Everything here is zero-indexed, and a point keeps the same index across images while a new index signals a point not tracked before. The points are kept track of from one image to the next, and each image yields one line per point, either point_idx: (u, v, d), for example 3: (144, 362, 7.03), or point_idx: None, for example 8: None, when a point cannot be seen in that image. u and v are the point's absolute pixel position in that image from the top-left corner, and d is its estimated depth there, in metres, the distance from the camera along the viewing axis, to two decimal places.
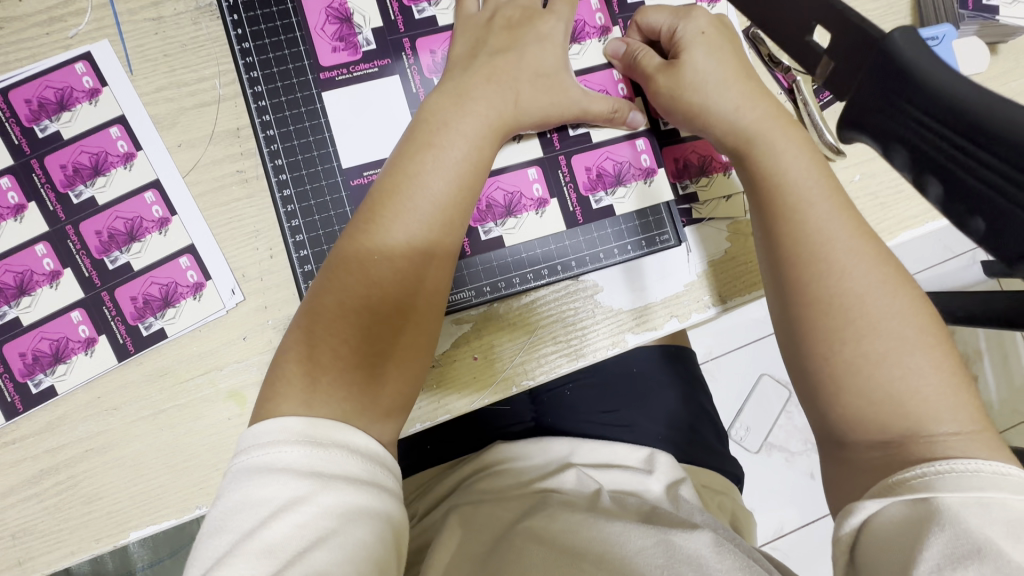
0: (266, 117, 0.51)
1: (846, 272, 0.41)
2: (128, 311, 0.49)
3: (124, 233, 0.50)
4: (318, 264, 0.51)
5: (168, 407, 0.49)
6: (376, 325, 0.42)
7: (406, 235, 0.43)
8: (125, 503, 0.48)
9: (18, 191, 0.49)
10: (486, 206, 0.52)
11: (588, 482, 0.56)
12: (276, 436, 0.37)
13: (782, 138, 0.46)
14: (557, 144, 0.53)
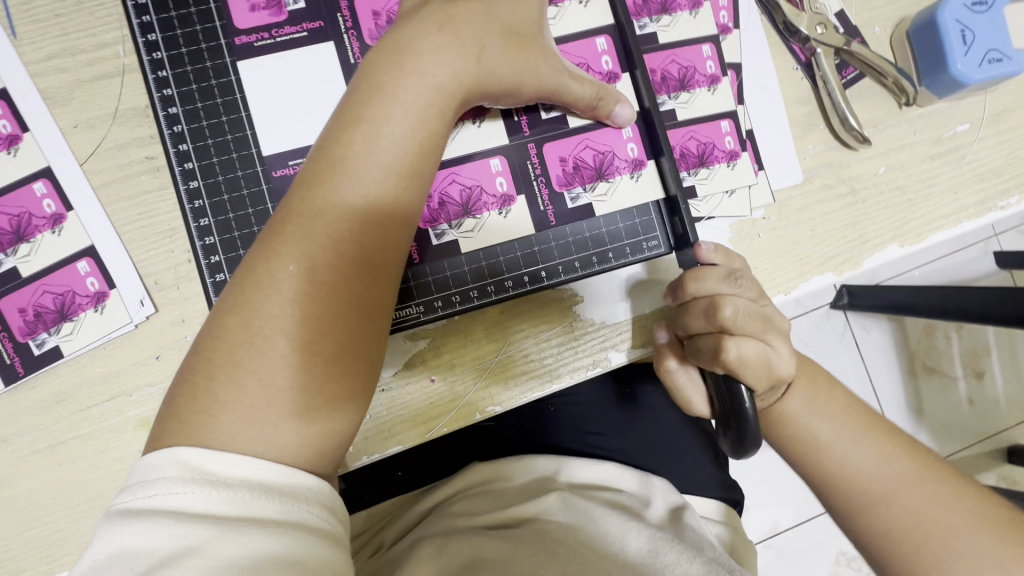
0: (167, 91, 0.43)
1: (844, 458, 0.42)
2: (16, 326, 0.42)
3: (9, 233, 0.42)
4: (231, 273, 0.42)
5: (68, 438, 0.42)
6: (296, 343, 0.33)
7: (335, 228, 0.34)
8: (19, 550, 0.41)
9: None
10: (440, 205, 0.44)
11: (573, 511, 0.50)
12: (168, 476, 0.30)
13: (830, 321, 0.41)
14: (525, 131, 0.45)
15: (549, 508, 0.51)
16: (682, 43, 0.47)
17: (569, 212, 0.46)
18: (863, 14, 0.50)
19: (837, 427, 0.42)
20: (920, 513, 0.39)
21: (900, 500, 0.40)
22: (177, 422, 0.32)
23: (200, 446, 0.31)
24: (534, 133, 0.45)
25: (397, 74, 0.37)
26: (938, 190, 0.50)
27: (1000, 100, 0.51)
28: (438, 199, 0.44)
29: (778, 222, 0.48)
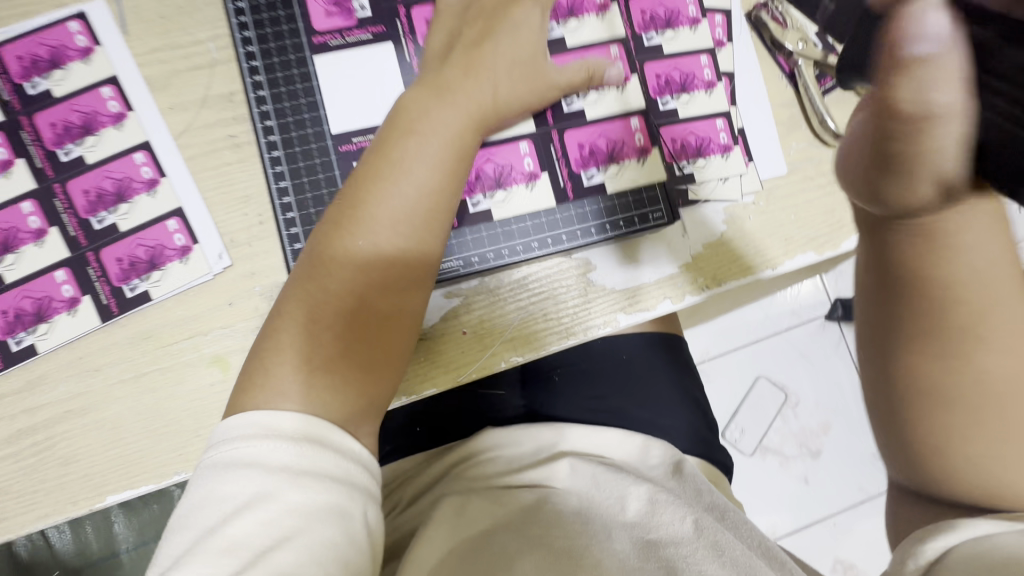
0: (257, 77, 0.51)
1: (966, 354, 0.44)
2: (113, 272, 0.49)
3: (112, 194, 0.49)
4: (306, 231, 0.50)
5: (151, 370, 0.49)
6: (349, 315, 0.43)
7: (378, 226, 0.44)
8: (102, 467, 0.48)
9: (6, 147, 0.49)
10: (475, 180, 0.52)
11: (578, 475, 0.58)
12: (239, 429, 0.39)
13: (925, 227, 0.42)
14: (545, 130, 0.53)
15: (556, 476, 0.58)
16: (684, 54, 0.56)
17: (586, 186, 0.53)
18: None
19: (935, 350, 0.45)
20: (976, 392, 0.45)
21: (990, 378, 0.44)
22: (261, 363, 0.41)
23: (280, 391, 0.40)
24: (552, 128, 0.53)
25: (435, 105, 0.47)
26: None
27: None
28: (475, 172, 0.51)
29: (765, 207, 0.56)
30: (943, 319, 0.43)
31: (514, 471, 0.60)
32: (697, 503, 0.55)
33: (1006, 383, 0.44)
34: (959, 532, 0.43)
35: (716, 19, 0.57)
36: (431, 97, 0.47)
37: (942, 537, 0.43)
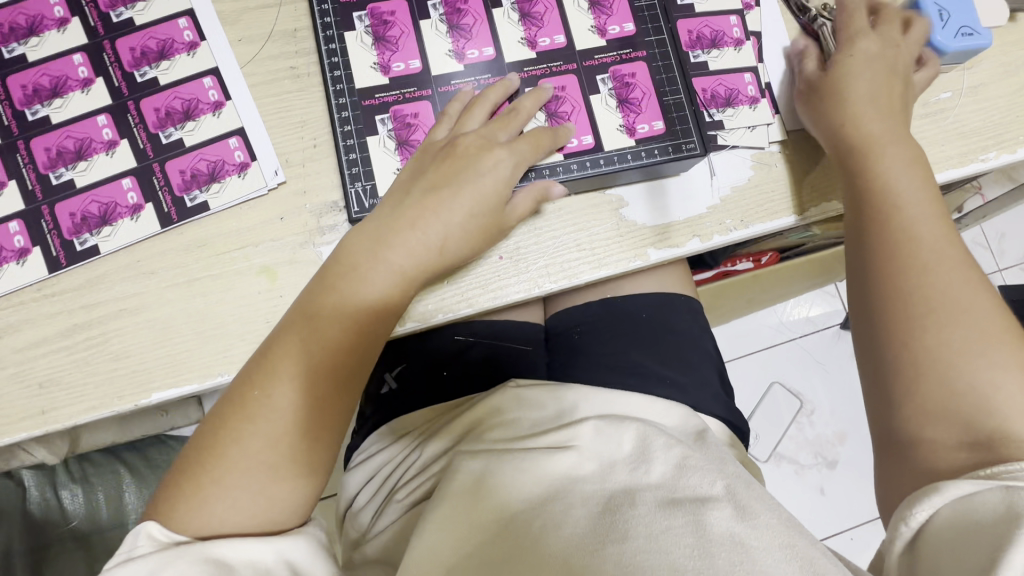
0: (324, 6, 0.54)
1: (932, 269, 0.49)
2: (176, 183, 0.52)
3: (180, 112, 0.53)
4: (363, 152, 0.52)
5: (203, 276, 0.51)
6: (289, 398, 0.46)
7: (340, 313, 0.48)
8: (150, 364, 0.50)
9: (87, 66, 0.53)
10: (407, 125, 0.53)
11: (604, 443, 0.54)
12: (147, 527, 0.42)
13: (891, 156, 0.52)
14: (551, 85, 0.55)
15: (580, 439, 0.54)
16: (715, 13, 0.59)
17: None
18: None
19: (959, 290, 0.48)
20: (963, 340, 0.46)
21: (956, 336, 0.47)
22: (238, 408, 0.45)
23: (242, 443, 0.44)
24: (566, 82, 0.55)
25: (428, 199, 0.49)
26: (926, 142, 0.60)
27: (977, 76, 0.61)
28: (421, 120, 0.53)
29: (791, 156, 0.58)
30: (906, 247, 0.50)
31: (538, 431, 0.57)
32: (726, 469, 0.52)
33: (966, 307, 0.47)
34: (942, 493, 0.42)
35: None
36: (422, 199, 0.50)
37: (927, 503, 0.43)
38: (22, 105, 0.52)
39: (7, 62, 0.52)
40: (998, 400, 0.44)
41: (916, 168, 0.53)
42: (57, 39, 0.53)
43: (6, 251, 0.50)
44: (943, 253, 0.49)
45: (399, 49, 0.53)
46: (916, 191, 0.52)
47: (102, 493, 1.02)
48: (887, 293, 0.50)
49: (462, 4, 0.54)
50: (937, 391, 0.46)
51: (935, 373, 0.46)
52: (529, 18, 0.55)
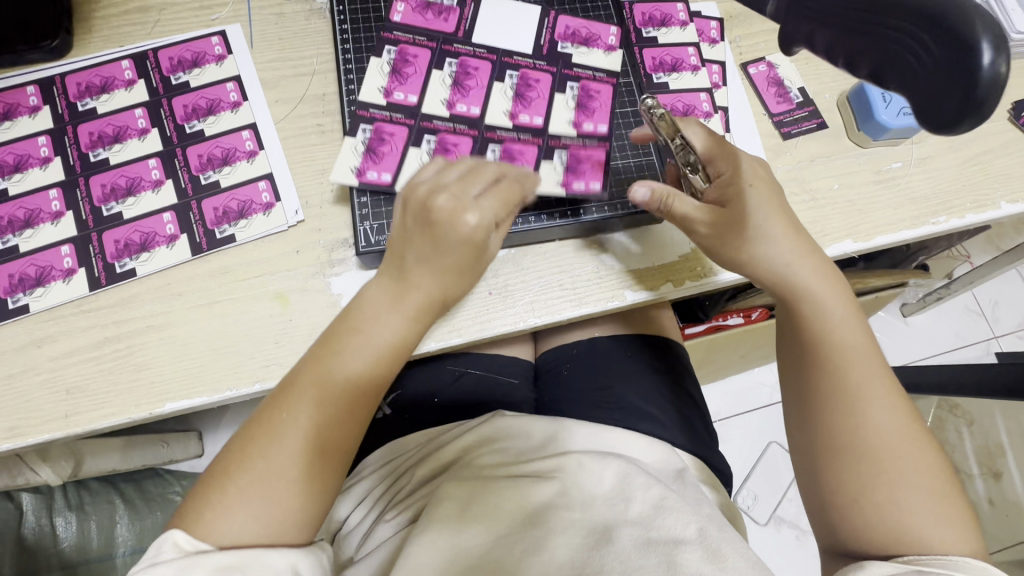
0: (351, 75, 0.63)
1: (871, 413, 0.49)
2: (209, 218, 0.59)
3: (219, 159, 0.61)
4: (372, 196, 0.59)
5: (223, 299, 0.57)
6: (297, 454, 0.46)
7: (358, 361, 0.50)
8: (167, 376, 0.55)
9: (146, 118, 0.62)
10: (382, 135, 0.60)
11: (585, 474, 0.56)
12: (173, 537, 0.43)
13: (825, 297, 0.53)
14: (511, 147, 0.62)
15: (565, 470, 0.57)
16: (687, 90, 0.68)
17: (371, 180, 0.59)
18: (816, 86, 0.71)
19: (900, 428, 0.49)
20: (902, 480, 0.47)
21: (900, 477, 0.47)
22: (251, 437, 0.47)
23: (257, 463, 0.46)
24: (526, 149, 0.62)
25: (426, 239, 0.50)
26: (880, 205, 0.66)
27: (925, 150, 0.69)
28: (396, 140, 0.60)
29: None
30: (843, 390, 0.50)
31: (522, 460, 0.60)
32: (701, 506, 0.54)
33: (899, 445, 0.48)
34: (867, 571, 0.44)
35: (713, 67, 0.70)
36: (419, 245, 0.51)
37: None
38: (87, 148, 0.61)
39: (80, 113, 0.62)
40: (899, 488, 0.47)
41: (847, 305, 0.54)
42: (124, 96, 0.63)
43: (55, 270, 0.57)
44: (878, 396, 0.50)
45: (405, 83, 0.62)
46: (852, 328, 0.52)
47: (95, 523, 1.03)
48: (825, 431, 0.50)
49: (471, 72, 0.63)
50: (852, 487, 0.48)
51: (850, 467, 0.48)
52: (523, 90, 0.64)
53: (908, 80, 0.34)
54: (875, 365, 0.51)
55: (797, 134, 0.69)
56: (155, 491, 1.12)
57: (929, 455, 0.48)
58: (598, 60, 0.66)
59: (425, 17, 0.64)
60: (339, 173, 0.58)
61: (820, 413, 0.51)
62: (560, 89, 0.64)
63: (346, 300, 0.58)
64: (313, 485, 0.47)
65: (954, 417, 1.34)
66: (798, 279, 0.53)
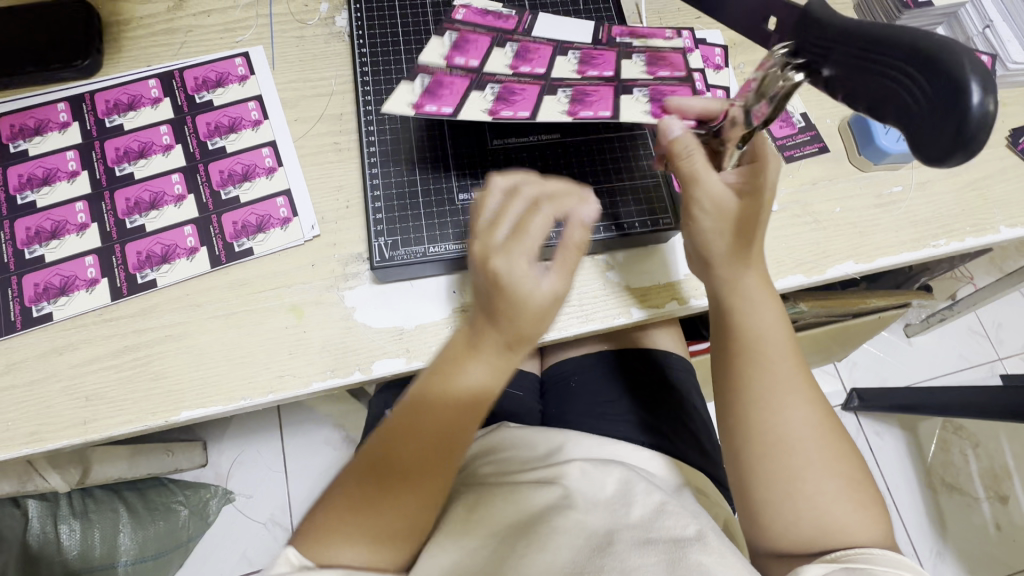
0: (369, 99, 0.66)
1: (783, 411, 0.52)
2: (228, 231, 0.61)
3: (239, 174, 0.64)
4: (387, 213, 0.61)
5: (240, 310, 0.59)
6: (387, 488, 0.50)
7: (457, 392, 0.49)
8: (184, 385, 0.56)
9: (171, 135, 0.64)
10: (441, 82, 0.56)
11: (589, 479, 0.57)
12: (286, 553, 0.47)
13: (754, 297, 0.56)
14: (584, 91, 0.57)
15: (568, 477, 0.58)
16: None
17: (431, 110, 0.55)
18: (817, 111, 0.73)
19: (812, 426, 0.52)
20: (812, 474, 0.50)
21: (811, 471, 0.50)
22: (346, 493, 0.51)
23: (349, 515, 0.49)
24: (600, 91, 0.57)
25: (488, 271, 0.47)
26: (881, 227, 0.68)
27: (924, 174, 0.71)
28: (456, 83, 0.56)
29: None
30: (762, 389, 0.53)
31: (526, 467, 0.61)
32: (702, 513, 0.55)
33: (811, 441, 0.51)
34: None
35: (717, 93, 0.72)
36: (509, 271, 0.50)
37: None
38: (113, 163, 0.63)
39: (107, 129, 0.64)
40: (804, 478, 0.50)
41: (776, 308, 0.56)
42: (149, 114, 0.65)
43: (79, 280, 0.59)
44: (794, 397, 0.53)
45: (459, 66, 0.58)
46: (774, 328, 0.55)
47: (98, 532, 1.03)
48: (745, 427, 0.53)
49: (530, 53, 0.60)
50: (766, 477, 0.51)
51: (767, 460, 0.51)
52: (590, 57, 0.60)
53: (905, 112, 0.35)
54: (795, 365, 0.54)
55: (800, 157, 0.71)
56: (160, 500, 1.09)
57: (839, 455, 0.52)
58: (660, 40, 0.62)
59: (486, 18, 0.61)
60: (392, 105, 0.55)
61: (739, 409, 0.54)
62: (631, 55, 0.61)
63: (359, 312, 0.60)
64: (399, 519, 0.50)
65: (960, 439, 1.33)
66: (738, 284, 0.56)
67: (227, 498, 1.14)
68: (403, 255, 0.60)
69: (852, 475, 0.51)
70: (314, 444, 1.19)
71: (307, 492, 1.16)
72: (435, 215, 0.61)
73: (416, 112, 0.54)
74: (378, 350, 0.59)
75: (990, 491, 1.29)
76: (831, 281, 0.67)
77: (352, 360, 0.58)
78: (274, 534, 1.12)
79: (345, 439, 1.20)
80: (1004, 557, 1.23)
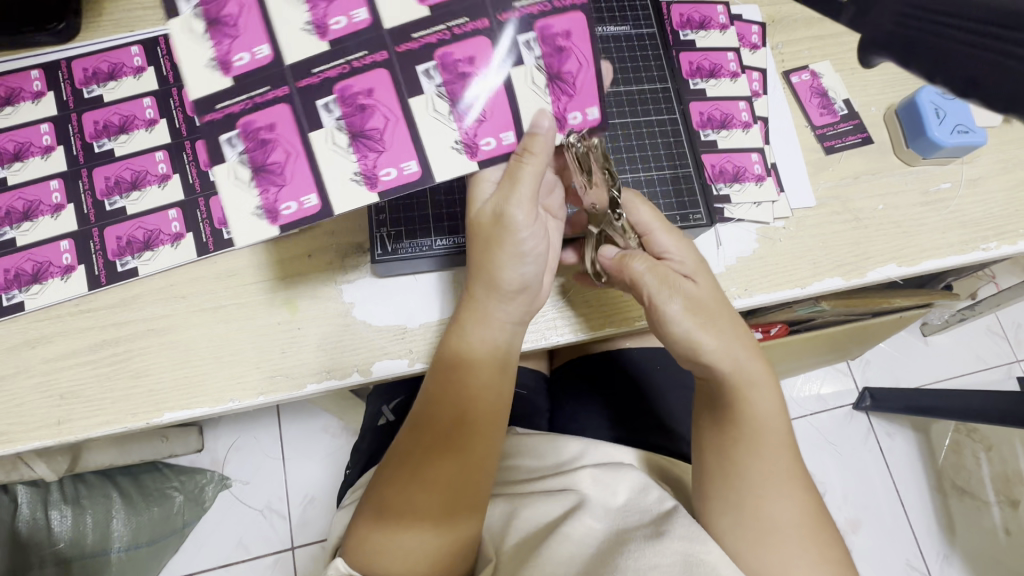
0: None
1: (774, 497, 0.49)
2: (217, 216, 0.56)
3: None
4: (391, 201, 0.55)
5: (229, 303, 0.54)
6: (417, 484, 0.47)
7: (471, 366, 0.50)
8: (167, 384, 0.52)
9: (155, 109, 0.59)
10: (265, 147, 0.44)
11: (602, 487, 0.52)
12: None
13: (756, 381, 0.51)
14: (476, 128, 0.45)
15: (579, 488, 0.52)
16: (725, 98, 0.64)
17: (293, 214, 0.44)
18: (861, 98, 0.67)
19: (803, 516, 0.48)
20: (797, 564, 0.47)
21: (798, 560, 0.47)
22: (377, 514, 0.47)
23: (388, 541, 0.45)
24: (490, 113, 0.46)
25: (492, 298, 0.49)
26: (927, 227, 0.62)
27: (975, 169, 0.65)
28: (293, 159, 0.44)
29: (796, 232, 0.61)
30: (753, 468, 0.49)
31: (534, 478, 0.56)
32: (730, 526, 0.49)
33: (799, 530, 0.48)
34: None
35: (752, 75, 0.65)
36: (482, 269, 0.48)
37: None
38: (91, 138, 0.58)
39: (85, 100, 0.59)
40: (793, 569, 0.47)
41: (776, 392, 0.52)
42: (132, 84, 0.59)
43: (53, 267, 0.54)
44: (787, 486, 0.49)
45: (280, 126, 0.44)
46: (773, 409, 0.51)
47: (91, 517, 0.98)
48: (732, 503, 0.49)
49: (366, 98, 0.44)
50: (755, 562, 0.47)
51: (757, 546, 0.48)
52: (457, 73, 0.45)
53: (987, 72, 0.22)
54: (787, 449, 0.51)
55: (841, 148, 0.65)
56: (154, 486, 1.02)
57: (830, 544, 0.48)
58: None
59: (226, 51, 0.43)
60: (245, 233, 0.43)
61: (727, 489, 0.50)
62: (514, 61, 0.46)
63: (357, 309, 0.55)
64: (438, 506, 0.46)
65: (971, 441, 1.21)
66: (742, 367, 0.51)
67: (223, 484, 1.04)
68: (407, 248, 0.55)
69: (840, 564, 0.48)
70: (311, 432, 1.09)
71: (305, 479, 1.06)
72: (443, 205, 0.56)
73: (280, 227, 0.44)
74: (378, 351, 0.54)
75: (1000, 497, 1.17)
76: (871, 285, 0.61)
77: (351, 362, 0.54)
78: (270, 522, 1.03)
79: (344, 426, 1.09)
80: (1007, 564, 1.11)
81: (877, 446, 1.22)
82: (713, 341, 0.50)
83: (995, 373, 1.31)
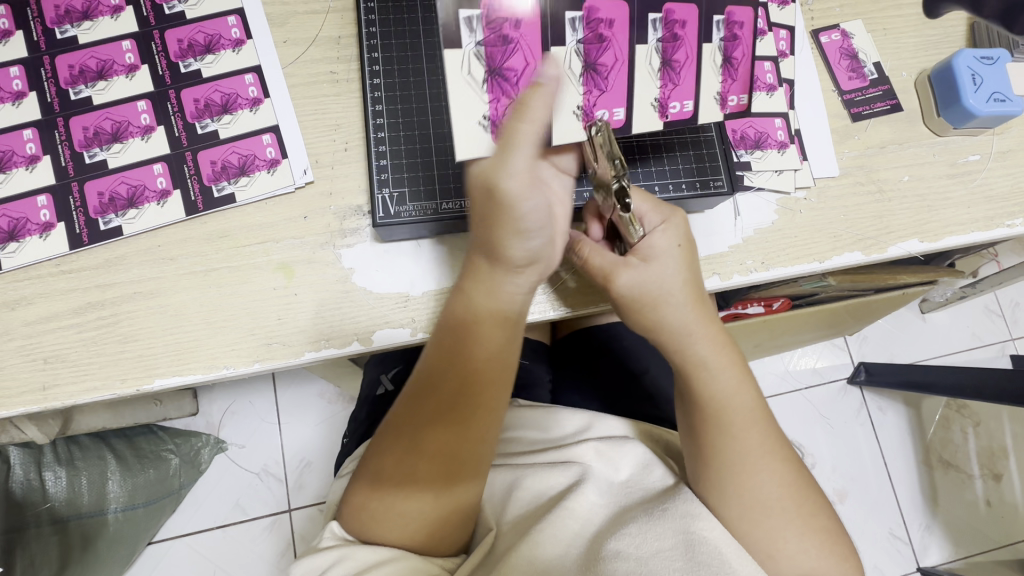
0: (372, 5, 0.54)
1: (755, 472, 0.47)
2: (206, 173, 0.53)
3: (218, 105, 0.54)
4: (396, 175, 0.52)
5: (221, 267, 0.51)
6: (430, 458, 0.45)
7: (485, 339, 0.47)
8: (156, 350, 0.50)
9: (135, 54, 0.54)
10: (506, 46, 0.44)
11: (607, 457, 0.51)
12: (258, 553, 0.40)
13: (715, 361, 0.50)
14: (667, 92, 0.48)
15: (582, 461, 0.51)
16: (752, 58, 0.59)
17: None
18: (891, 61, 0.63)
19: (785, 487, 0.47)
20: (781, 533, 0.46)
21: (782, 527, 0.46)
22: (384, 478, 0.45)
23: (391, 512, 0.45)
24: (683, 81, 0.48)
25: (500, 272, 0.46)
26: (951, 201, 0.60)
27: (1006, 142, 0.62)
28: (529, 70, 0.44)
29: (818, 203, 0.58)
30: (723, 449, 0.48)
31: (534, 450, 0.55)
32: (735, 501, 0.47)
33: (783, 501, 0.47)
34: None
35: (780, 33, 0.61)
36: (492, 242, 0.44)
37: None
38: (66, 85, 0.53)
39: (58, 42, 0.53)
40: (783, 538, 0.46)
41: (741, 368, 0.51)
42: (109, 25, 0.54)
43: (30, 223, 0.50)
44: (766, 465, 0.48)
45: (526, 27, 0.44)
46: (740, 386, 0.50)
47: (85, 478, 0.96)
48: (711, 482, 0.48)
49: (607, 30, 0.46)
50: (748, 535, 0.47)
51: (747, 523, 0.47)
52: (669, 35, 0.47)
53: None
54: (761, 422, 0.49)
55: (869, 116, 0.61)
56: (149, 448, 1.00)
57: (814, 510, 0.47)
58: None
59: None
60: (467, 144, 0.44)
61: (705, 471, 0.48)
62: (705, 37, 0.49)
63: (358, 275, 0.52)
64: (448, 479, 0.45)
65: (961, 417, 1.22)
66: (697, 347, 0.50)
67: (219, 448, 1.03)
68: (410, 211, 0.51)
69: (829, 529, 0.47)
70: (305, 398, 1.08)
71: (300, 442, 1.05)
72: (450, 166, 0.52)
73: (499, 141, 0.45)
74: (380, 318, 0.52)
75: (983, 469, 1.20)
76: (890, 260, 0.59)
77: (350, 330, 0.51)
78: (267, 484, 1.03)
79: (340, 393, 1.08)
80: (985, 532, 1.16)
81: (868, 420, 1.22)
82: (675, 316, 0.49)
83: (990, 351, 1.31)
